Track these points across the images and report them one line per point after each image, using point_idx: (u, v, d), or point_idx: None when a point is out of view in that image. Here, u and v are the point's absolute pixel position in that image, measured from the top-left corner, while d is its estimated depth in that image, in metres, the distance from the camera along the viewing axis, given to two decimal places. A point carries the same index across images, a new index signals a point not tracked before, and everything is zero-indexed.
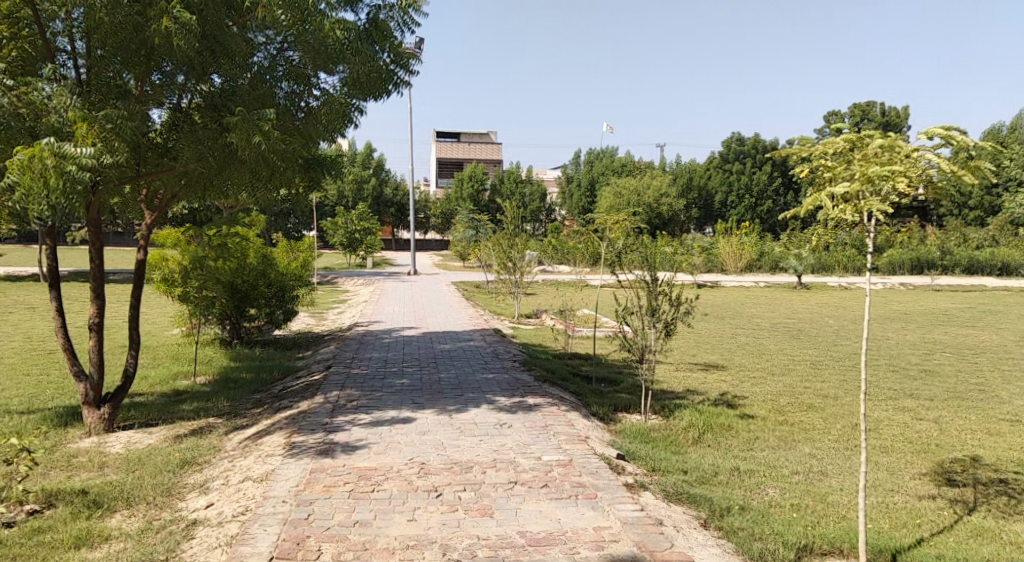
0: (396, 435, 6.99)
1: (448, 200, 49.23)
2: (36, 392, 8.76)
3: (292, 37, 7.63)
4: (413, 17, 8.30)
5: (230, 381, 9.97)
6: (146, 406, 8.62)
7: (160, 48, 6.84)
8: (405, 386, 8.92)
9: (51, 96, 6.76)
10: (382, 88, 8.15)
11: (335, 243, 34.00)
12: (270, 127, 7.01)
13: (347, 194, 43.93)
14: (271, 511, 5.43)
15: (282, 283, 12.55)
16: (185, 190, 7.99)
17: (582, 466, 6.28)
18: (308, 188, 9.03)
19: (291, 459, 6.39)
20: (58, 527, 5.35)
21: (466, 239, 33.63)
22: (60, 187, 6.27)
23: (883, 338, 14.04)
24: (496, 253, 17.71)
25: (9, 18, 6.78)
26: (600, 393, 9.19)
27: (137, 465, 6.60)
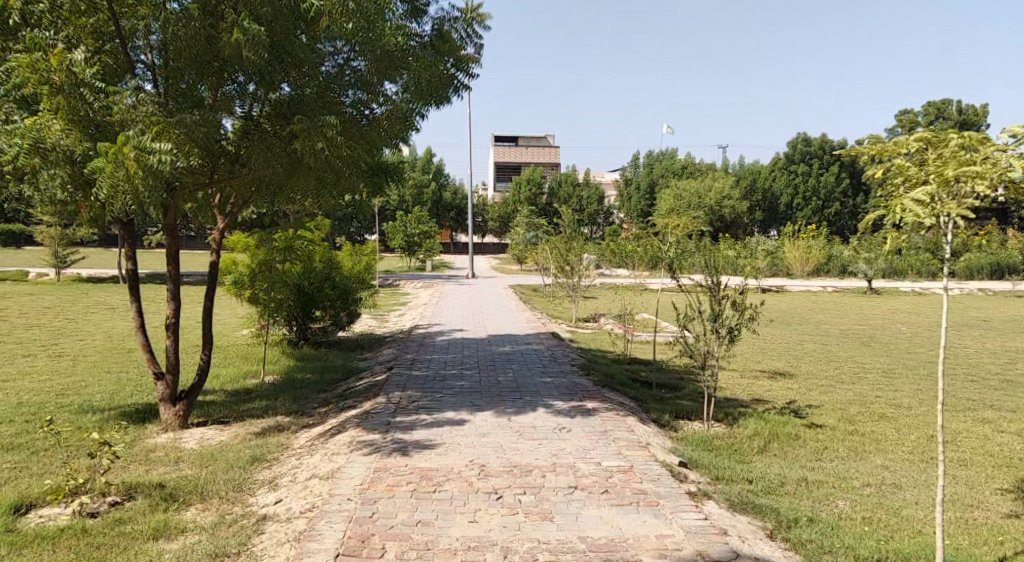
0: (457, 437, 7.06)
1: (506, 203, 49.38)
2: (116, 389, 9.15)
3: (358, 48, 7.76)
4: (477, 30, 8.42)
5: (296, 381, 10.23)
6: (218, 404, 8.91)
7: (231, 58, 7.10)
8: (465, 388, 9.00)
9: (135, 105, 6.90)
10: (444, 95, 8.23)
11: (396, 246, 34.55)
12: (334, 133, 7.19)
13: (407, 198, 44.54)
14: (337, 509, 5.55)
15: (346, 286, 12.80)
16: (256, 195, 8.26)
17: (643, 472, 6.23)
18: (371, 194, 9.18)
19: (355, 458, 6.52)
20: (138, 518, 5.58)
21: (525, 241, 33.75)
22: (143, 178, 6.59)
23: (961, 346, 13.49)
24: (554, 257, 17.67)
25: (93, 30, 7.18)
26: (662, 399, 9.09)
27: (210, 460, 6.84)
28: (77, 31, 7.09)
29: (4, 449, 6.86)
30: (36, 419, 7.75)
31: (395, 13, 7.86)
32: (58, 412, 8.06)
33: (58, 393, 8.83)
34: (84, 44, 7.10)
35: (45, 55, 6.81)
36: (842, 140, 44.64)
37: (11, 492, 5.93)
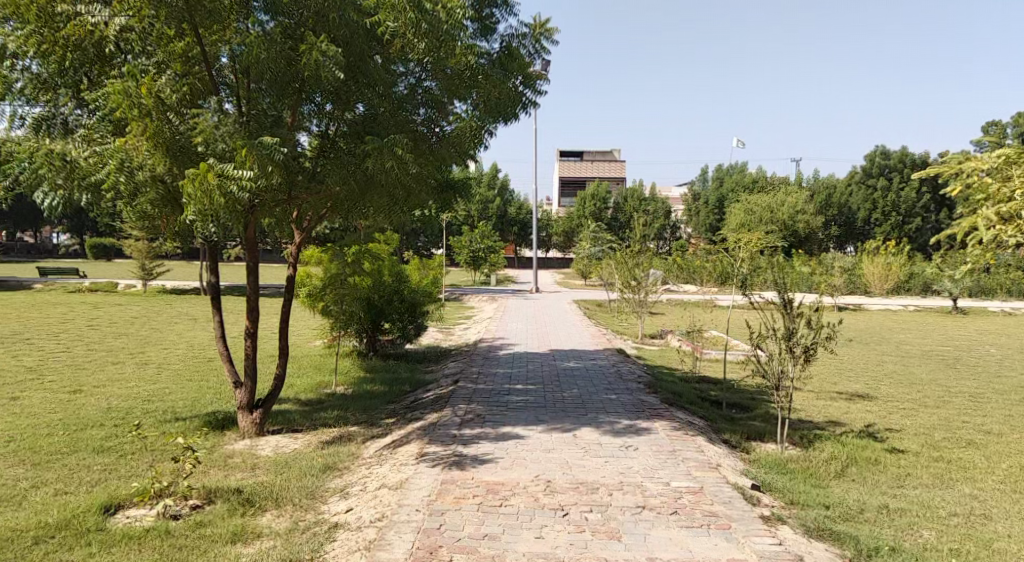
0: (523, 451, 7.07)
1: (571, 218, 49.39)
2: (197, 396, 9.51)
3: (433, 67, 7.92)
4: (545, 45, 8.44)
5: (365, 392, 10.43)
6: (292, 413, 9.17)
7: (310, 78, 7.34)
8: (531, 403, 9.01)
9: (217, 124, 7.15)
10: (512, 111, 8.24)
11: (461, 261, 34.92)
12: (404, 151, 7.36)
13: (473, 213, 45.07)
14: (406, 519, 5.62)
15: (414, 299, 13.00)
16: (330, 211, 8.46)
17: (714, 494, 6.11)
18: (440, 209, 9.32)
19: (424, 469, 6.59)
20: (216, 522, 5.77)
21: (589, 256, 33.64)
22: (222, 205, 6.97)
23: None
24: (620, 272, 17.50)
25: (183, 56, 7.40)
26: (733, 419, 8.90)
27: (285, 467, 7.03)
28: (171, 56, 7.32)
29: (95, 451, 7.21)
30: (124, 424, 8.12)
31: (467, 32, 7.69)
32: (144, 417, 8.44)
33: (144, 399, 9.23)
34: (173, 68, 7.37)
35: (137, 83, 7.03)
36: (924, 153, 43.04)
37: (101, 493, 6.22)
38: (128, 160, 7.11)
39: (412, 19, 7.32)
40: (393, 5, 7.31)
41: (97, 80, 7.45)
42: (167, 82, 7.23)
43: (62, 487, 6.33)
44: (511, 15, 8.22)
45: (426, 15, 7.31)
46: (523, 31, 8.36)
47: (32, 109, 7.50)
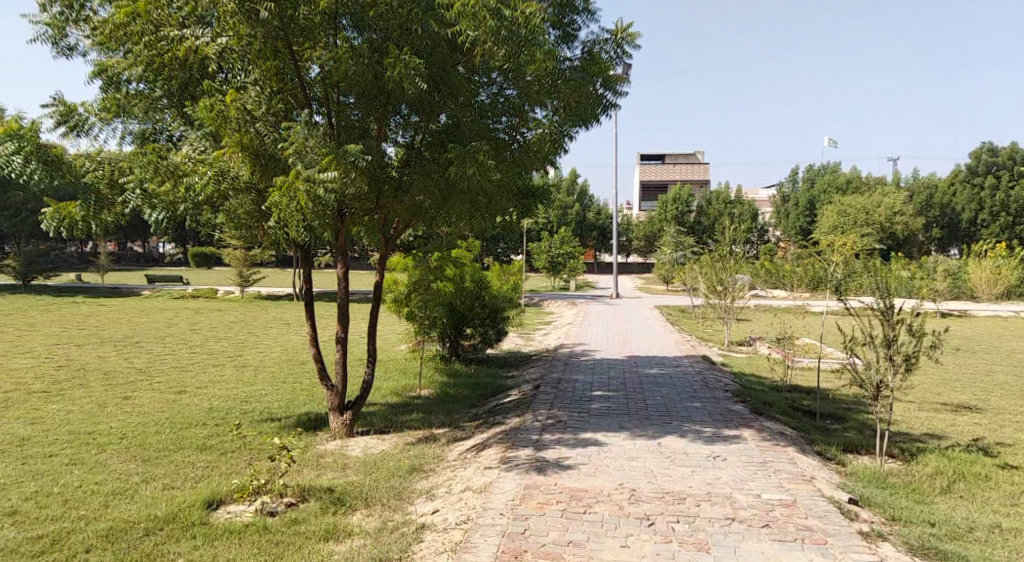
0: (606, 458, 7.01)
1: (652, 222, 48.95)
2: (291, 398, 9.85)
3: (513, 76, 7.89)
4: (627, 50, 8.37)
5: (449, 396, 10.57)
6: (378, 415, 9.40)
7: (394, 91, 7.50)
8: (614, 409, 8.94)
9: (306, 137, 7.31)
10: (593, 113, 8.10)
11: (541, 267, 34.98)
12: (485, 157, 7.42)
13: (554, 218, 45.12)
14: (491, 522, 5.66)
15: (495, 305, 13.11)
16: (415, 218, 8.60)
17: (809, 508, 5.90)
18: (521, 216, 9.31)
19: (508, 473, 6.62)
20: (310, 519, 5.96)
21: (671, 261, 33.06)
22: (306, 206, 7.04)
23: None
24: (705, 277, 17.15)
25: (278, 74, 7.82)
26: (826, 430, 8.58)
27: (373, 468, 7.20)
28: (266, 75, 7.74)
29: (199, 449, 7.56)
30: (225, 423, 8.50)
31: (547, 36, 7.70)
32: (243, 417, 8.80)
33: (242, 400, 9.64)
34: (269, 86, 7.78)
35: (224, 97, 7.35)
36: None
37: (204, 489, 6.52)
38: (225, 170, 7.39)
39: (492, 28, 7.27)
40: (474, 14, 7.20)
41: (194, 96, 7.86)
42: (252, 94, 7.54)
43: (169, 482, 6.67)
44: (593, 21, 8.20)
45: (506, 23, 7.28)
46: (604, 36, 8.34)
47: (141, 127, 7.97)
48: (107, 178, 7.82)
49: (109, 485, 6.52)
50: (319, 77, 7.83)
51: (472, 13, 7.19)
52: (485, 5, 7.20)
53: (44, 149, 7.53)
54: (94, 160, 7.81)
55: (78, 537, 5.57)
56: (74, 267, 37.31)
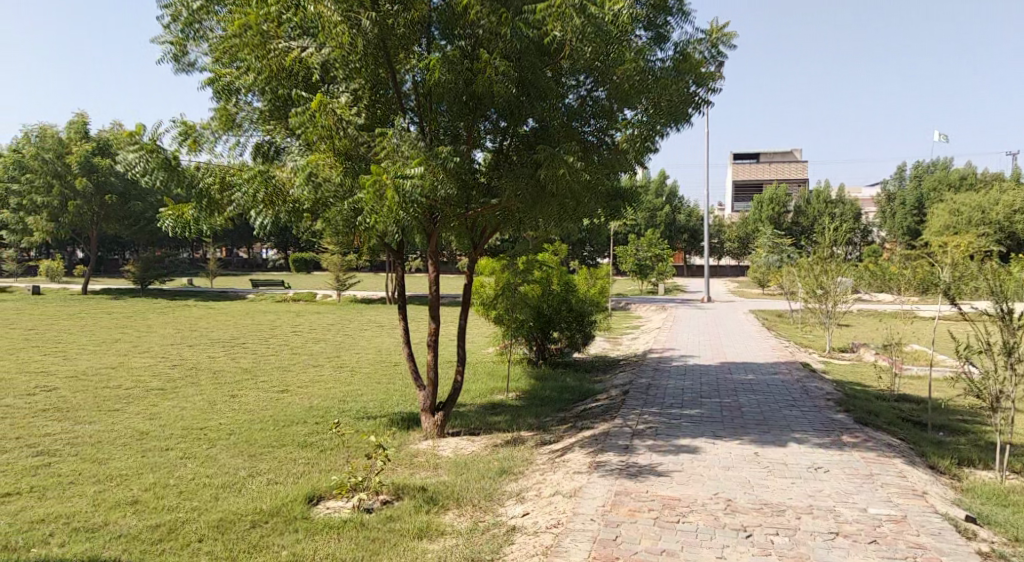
0: (700, 466, 6.84)
1: (747, 224, 47.99)
2: (385, 398, 10.09)
3: (601, 77, 7.84)
4: (722, 50, 8.16)
5: (538, 398, 10.58)
6: (468, 417, 9.51)
7: (484, 95, 7.53)
8: (707, 416, 8.71)
9: (399, 142, 7.49)
10: (685, 113, 7.88)
11: (629, 270, 34.64)
12: (574, 159, 7.34)
13: (642, 221, 44.62)
14: (582, 528, 5.61)
15: (582, 309, 12.98)
16: (504, 223, 8.66)
17: (920, 525, 5.58)
18: (609, 218, 9.16)
19: (598, 479, 6.56)
20: (404, 517, 6.07)
21: (766, 264, 32.08)
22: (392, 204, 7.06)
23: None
24: (803, 280, 16.52)
25: (376, 85, 7.97)
26: (938, 443, 8.10)
27: (464, 469, 7.27)
28: (365, 83, 7.89)
29: (300, 446, 7.84)
30: (324, 421, 8.80)
31: (637, 37, 7.79)
32: (341, 416, 9.08)
33: (340, 399, 9.95)
34: (365, 96, 7.94)
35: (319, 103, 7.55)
36: None
37: (306, 484, 6.75)
38: (315, 173, 7.40)
39: (579, 27, 7.26)
40: (561, 14, 7.21)
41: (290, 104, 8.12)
42: (343, 101, 7.69)
43: (274, 477, 6.94)
44: (687, 22, 8.05)
45: (592, 20, 7.26)
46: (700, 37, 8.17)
47: (252, 138, 8.34)
48: (217, 182, 8.11)
49: (219, 478, 6.84)
50: (412, 88, 8.01)
51: (558, 13, 7.21)
52: (572, 5, 7.23)
53: (162, 160, 7.98)
54: (206, 170, 8.21)
55: (191, 527, 5.85)
56: (186, 272, 39.65)
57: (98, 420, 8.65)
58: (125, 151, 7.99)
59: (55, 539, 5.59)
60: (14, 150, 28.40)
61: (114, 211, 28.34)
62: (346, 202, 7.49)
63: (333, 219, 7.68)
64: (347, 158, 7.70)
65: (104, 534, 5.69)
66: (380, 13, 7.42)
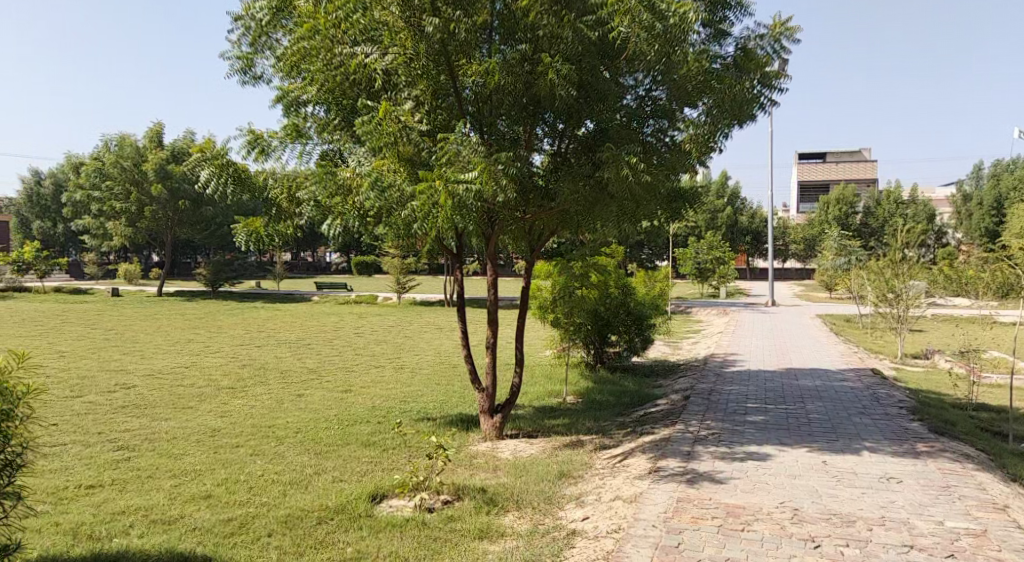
0: (765, 474, 6.68)
1: (813, 226, 46.78)
2: (444, 399, 10.18)
3: (661, 78, 7.75)
4: (786, 45, 7.93)
5: (597, 402, 10.51)
6: (527, 420, 9.52)
7: (545, 97, 7.53)
8: (771, 423, 8.52)
9: (461, 148, 7.35)
10: (749, 112, 7.76)
11: (689, 273, 34.18)
12: (637, 160, 7.24)
13: (703, 223, 43.94)
14: (643, 534, 5.55)
15: (641, 312, 12.82)
16: (561, 226, 8.62)
17: (1002, 540, 5.33)
18: (669, 220, 9.02)
19: (659, 484, 6.48)
20: (465, 518, 6.12)
21: (833, 267, 31.17)
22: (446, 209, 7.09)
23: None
24: (873, 283, 16.01)
25: (436, 89, 8.05)
26: (1020, 454, 7.72)
27: (523, 471, 7.28)
28: (427, 88, 8.00)
29: (363, 445, 7.99)
30: (385, 421, 8.94)
31: (699, 37, 7.72)
32: (402, 416, 9.20)
33: (400, 399, 10.09)
34: (427, 100, 8.06)
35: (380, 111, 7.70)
36: None
37: (369, 483, 6.87)
38: (380, 181, 7.49)
39: (646, 25, 7.14)
40: (627, 10, 7.15)
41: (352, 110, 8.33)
42: (406, 106, 7.91)
43: (339, 475, 7.08)
44: (747, 15, 7.88)
45: (660, 17, 7.17)
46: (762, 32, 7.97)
47: (318, 146, 8.54)
48: (285, 192, 8.47)
49: (287, 475, 7.03)
50: (473, 92, 7.88)
51: (625, 10, 7.17)
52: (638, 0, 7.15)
53: (232, 169, 8.25)
54: (274, 178, 8.49)
55: (260, 522, 6.01)
56: (254, 275, 40.86)
57: (173, 417, 8.97)
58: (196, 160, 8.27)
59: (135, 530, 5.81)
60: (96, 158, 29.72)
61: (187, 216, 29.38)
62: (408, 205, 7.59)
63: (395, 222, 7.80)
64: (410, 164, 7.76)
65: (180, 527, 5.89)
66: (443, 18, 7.51)
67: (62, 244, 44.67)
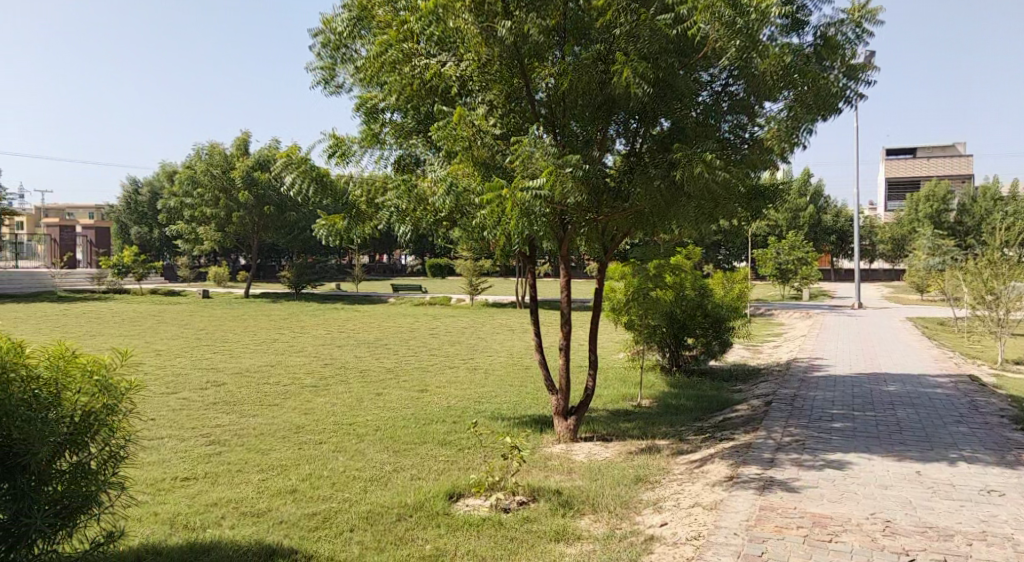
0: (852, 484, 6.43)
1: (903, 225, 44.82)
2: (518, 400, 10.22)
3: (738, 71, 7.63)
4: (868, 29, 7.59)
5: (673, 407, 10.35)
6: (601, 423, 9.46)
7: (620, 97, 7.50)
8: (858, 430, 8.19)
9: (534, 151, 7.29)
10: (833, 105, 7.34)
11: (769, 274, 33.26)
12: (713, 158, 7.07)
13: (784, 223, 42.60)
14: (725, 542, 5.42)
15: (719, 314, 12.50)
16: (635, 227, 8.44)
17: None
18: (749, 219, 8.79)
19: (740, 492, 6.32)
20: (541, 520, 6.11)
21: (925, 267, 29.78)
22: (517, 212, 7.06)
23: None
24: (969, 285, 15.22)
25: (507, 92, 8.12)
26: None
27: (599, 475, 7.23)
28: (501, 93, 8.10)
29: (440, 444, 8.10)
30: (461, 421, 9.04)
31: (774, 29, 7.35)
32: (476, 417, 9.28)
33: (475, 400, 10.17)
34: (500, 104, 8.14)
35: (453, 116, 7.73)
36: None
37: (446, 481, 6.95)
38: (456, 185, 7.61)
39: (727, 21, 6.95)
40: (709, 5, 6.93)
41: (427, 115, 8.45)
42: (483, 111, 7.98)
43: (417, 473, 7.20)
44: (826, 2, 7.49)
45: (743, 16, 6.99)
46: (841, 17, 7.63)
47: (395, 151, 8.71)
48: (366, 196, 8.68)
49: (367, 472, 7.19)
50: (545, 96, 7.98)
51: (707, 5, 6.94)
52: None
53: (314, 175, 8.52)
54: (354, 183, 8.71)
55: (343, 517, 6.16)
56: (334, 277, 41.97)
57: (260, 413, 9.32)
58: (279, 166, 8.56)
59: (226, 522, 6.05)
60: (188, 167, 31.15)
61: (271, 221, 30.45)
62: (483, 207, 7.63)
63: (470, 223, 7.87)
64: (484, 167, 7.78)
65: (267, 520, 6.10)
66: (517, 21, 7.46)
67: (157, 249, 46.91)
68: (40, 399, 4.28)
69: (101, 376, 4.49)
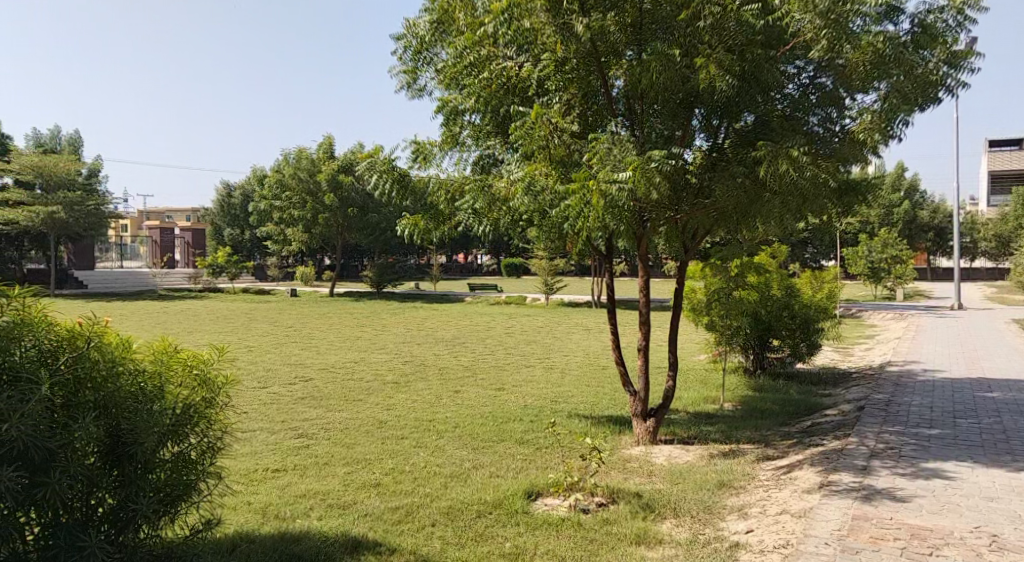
0: (954, 495, 6.10)
1: (1008, 220, 42.21)
2: (596, 401, 10.15)
3: (827, 63, 7.35)
4: (971, 16, 7.19)
5: (758, 411, 10.08)
6: (682, 426, 9.30)
7: (704, 92, 7.31)
8: (959, 438, 7.76)
9: (611, 148, 7.25)
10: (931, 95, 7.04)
11: (860, 273, 31.93)
12: (800, 153, 6.85)
13: (877, 220, 40.82)
14: (815, 551, 5.23)
15: (807, 315, 12.05)
16: (719, 223, 8.19)
17: None
18: (840, 214, 8.43)
19: (830, 500, 6.10)
20: (622, 522, 6.06)
21: None
22: (598, 210, 6.98)
23: None
24: None
25: (586, 91, 8.14)
26: None
27: (680, 478, 7.11)
28: (580, 93, 8.13)
29: (518, 442, 8.14)
30: (538, 420, 9.04)
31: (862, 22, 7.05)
32: (554, 417, 9.28)
33: (552, 399, 10.17)
34: (579, 102, 8.18)
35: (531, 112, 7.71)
36: None
37: (524, 480, 6.98)
38: (534, 183, 7.59)
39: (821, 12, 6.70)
40: None
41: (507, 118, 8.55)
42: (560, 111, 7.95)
43: (496, 470, 7.25)
44: None
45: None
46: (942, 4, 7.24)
47: (475, 152, 8.79)
48: (445, 197, 8.78)
49: (447, 468, 7.30)
50: (622, 86, 7.94)
51: None
52: None
53: (396, 178, 8.70)
54: (435, 185, 8.83)
55: (425, 512, 6.27)
56: (415, 276, 42.74)
57: (344, 409, 9.58)
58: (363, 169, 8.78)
59: (314, 513, 6.24)
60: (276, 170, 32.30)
61: (354, 223, 31.24)
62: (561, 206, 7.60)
63: (548, 222, 7.85)
64: (561, 165, 7.75)
65: (353, 513, 6.26)
66: (595, 20, 7.47)
67: (249, 250, 48.84)
68: (146, 391, 4.50)
69: (199, 370, 4.78)
